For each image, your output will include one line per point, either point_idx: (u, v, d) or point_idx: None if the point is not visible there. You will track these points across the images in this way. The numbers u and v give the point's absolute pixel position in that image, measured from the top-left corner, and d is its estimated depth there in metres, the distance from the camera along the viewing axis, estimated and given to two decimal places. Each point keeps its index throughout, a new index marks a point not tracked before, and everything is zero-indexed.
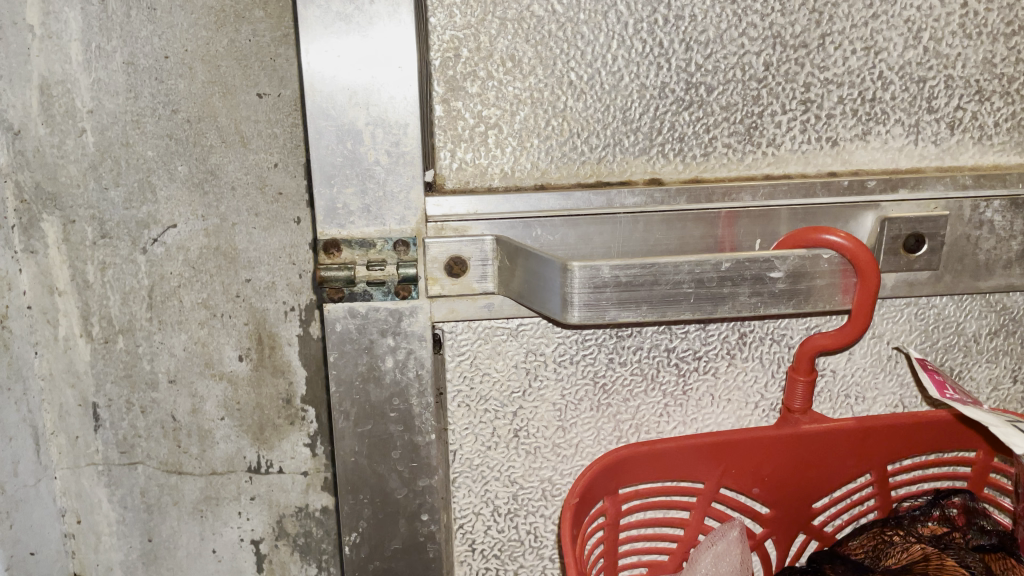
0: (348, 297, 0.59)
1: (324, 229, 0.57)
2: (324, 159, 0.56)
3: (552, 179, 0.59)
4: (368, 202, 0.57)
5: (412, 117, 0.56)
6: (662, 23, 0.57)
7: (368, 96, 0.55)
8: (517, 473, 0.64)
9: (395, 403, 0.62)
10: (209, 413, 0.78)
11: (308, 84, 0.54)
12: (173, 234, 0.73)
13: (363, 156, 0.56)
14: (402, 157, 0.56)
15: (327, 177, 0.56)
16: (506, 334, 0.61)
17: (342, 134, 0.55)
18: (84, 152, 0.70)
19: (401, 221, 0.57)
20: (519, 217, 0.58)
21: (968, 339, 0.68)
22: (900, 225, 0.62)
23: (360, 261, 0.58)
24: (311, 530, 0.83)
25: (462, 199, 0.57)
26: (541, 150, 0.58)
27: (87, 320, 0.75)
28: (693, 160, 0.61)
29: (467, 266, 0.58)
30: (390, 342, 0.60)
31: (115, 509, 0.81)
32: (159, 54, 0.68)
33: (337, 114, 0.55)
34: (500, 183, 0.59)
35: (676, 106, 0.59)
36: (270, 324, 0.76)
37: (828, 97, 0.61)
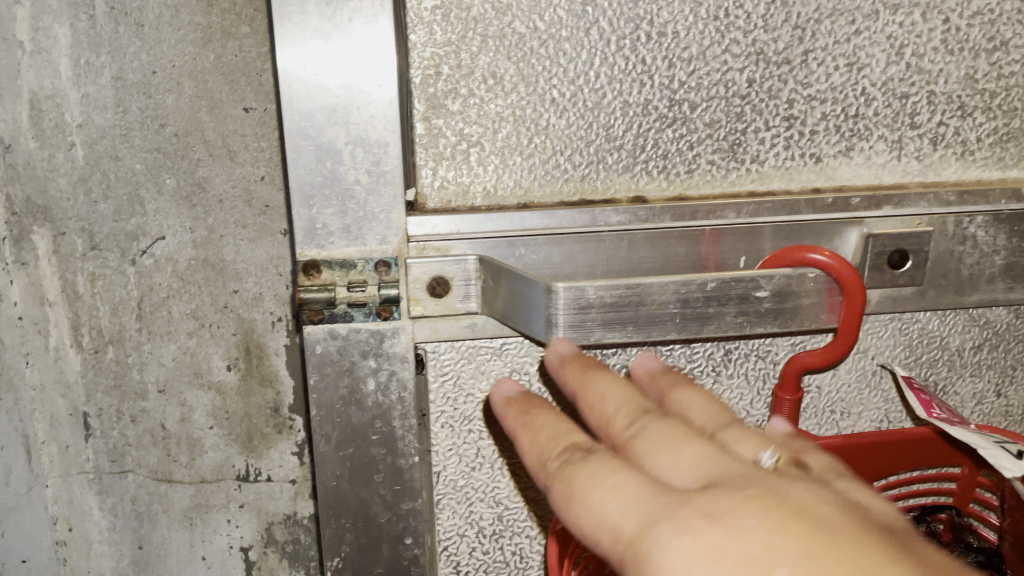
0: (328, 320, 0.59)
1: (304, 251, 0.57)
2: (303, 181, 0.56)
3: (535, 197, 0.60)
4: (349, 222, 0.57)
5: (391, 136, 0.56)
6: (644, 41, 0.58)
7: (347, 114, 0.55)
8: (501, 494, 0.65)
9: (377, 426, 0.61)
10: (198, 422, 0.79)
11: (285, 104, 0.54)
12: (162, 246, 0.73)
13: (343, 175, 0.56)
14: (382, 177, 0.56)
15: (305, 199, 0.56)
16: (490, 353, 0.62)
17: (321, 154, 0.55)
18: (73, 165, 0.71)
19: (382, 241, 0.58)
20: (503, 235, 0.59)
21: (951, 354, 0.68)
22: (884, 241, 0.62)
23: (341, 283, 0.58)
24: (299, 537, 0.84)
25: (446, 218, 0.58)
26: (524, 167, 0.59)
27: (77, 331, 0.76)
28: (677, 177, 0.61)
29: (451, 285, 0.59)
30: (372, 363, 0.60)
31: (106, 517, 0.82)
32: (147, 69, 0.68)
33: (315, 133, 0.55)
34: (483, 202, 0.59)
35: (658, 123, 0.59)
36: (257, 335, 0.77)
37: (811, 113, 0.61)
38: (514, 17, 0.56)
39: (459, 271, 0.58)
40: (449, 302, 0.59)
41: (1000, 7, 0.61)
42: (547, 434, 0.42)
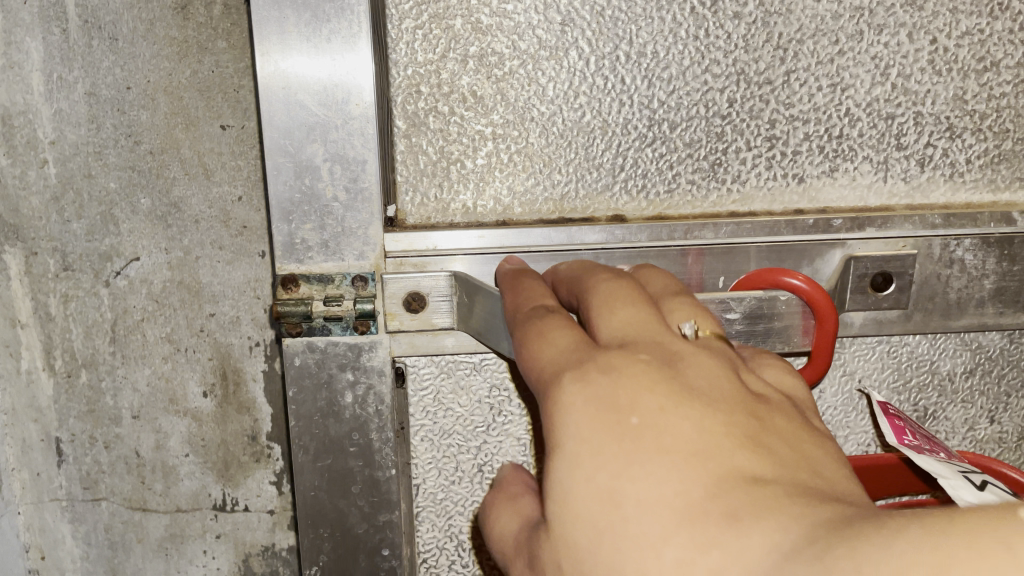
0: (306, 332, 0.56)
1: (282, 267, 0.55)
2: (282, 196, 0.54)
3: (515, 214, 0.57)
4: (327, 238, 0.55)
5: (370, 154, 0.54)
6: (624, 59, 0.56)
7: (326, 131, 0.53)
8: None
9: (354, 436, 0.59)
10: (173, 450, 0.76)
11: (265, 119, 0.52)
12: (136, 267, 0.71)
13: (321, 192, 0.54)
14: (361, 195, 0.54)
15: (284, 216, 0.54)
16: (469, 368, 0.59)
17: (300, 171, 0.53)
18: (46, 184, 0.69)
19: (360, 257, 0.56)
20: (484, 252, 0.56)
21: (942, 378, 0.65)
22: (866, 263, 0.60)
23: (318, 296, 0.56)
24: (278, 569, 0.81)
25: (424, 233, 0.56)
26: (504, 186, 0.57)
27: (50, 354, 0.74)
28: (657, 196, 0.59)
29: (429, 301, 0.56)
30: (350, 376, 0.58)
31: (80, 546, 0.80)
32: (121, 85, 0.67)
33: (294, 150, 0.53)
34: (462, 219, 0.57)
35: (638, 141, 0.57)
36: (235, 360, 0.74)
37: (793, 134, 0.59)
38: (493, 37, 0.54)
39: (435, 287, 0.56)
40: (428, 317, 0.57)
41: (990, 27, 0.59)
42: (525, 294, 0.47)
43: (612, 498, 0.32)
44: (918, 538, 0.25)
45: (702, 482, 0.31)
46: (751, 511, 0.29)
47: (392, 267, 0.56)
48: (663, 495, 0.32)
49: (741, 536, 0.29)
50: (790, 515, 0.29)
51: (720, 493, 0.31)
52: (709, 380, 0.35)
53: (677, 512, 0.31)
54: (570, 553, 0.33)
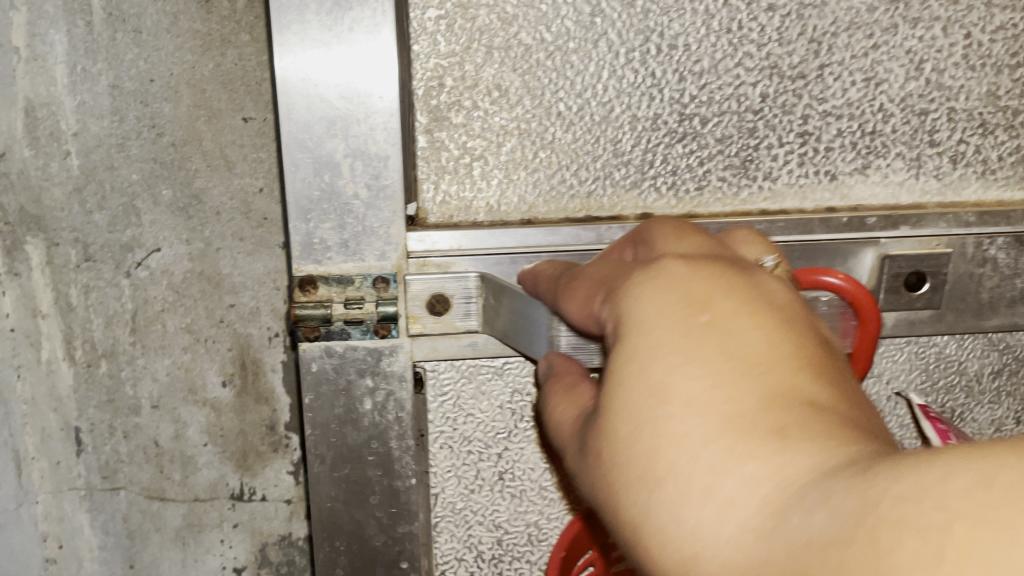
0: (325, 336, 0.56)
1: (300, 269, 0.56)
2: (301, 191, 0.54)
3: (540, 213, 0.58)
4: (347, 237, 0.55)
5: (392, 149, 0.54)
6: (654, 53, 0.56)
7: (346, 125, 0.53)
8: (500, 518, 0.63)
9: (374, 445, 0.59)
10: (192, 440, 0.77)
11: (284, 113, 0.52)
12: (157, 258, 0.72)
13: (341, 189, 0.54)
14: (383, 191, 0.54)
15: (303, 212, 0.54)
16: (491, 372, 0.59)
17: (320, 167, 0.54)
18: (68, 175, 0.70)
19: (381, 257, 0.56)
20: (507, 252, 0.56)
21: (970, 380, 0.65)
22: (900, 262, 0.60)
23: (337, 298, 0.56)
24: (295, 558, 0.82)
25: (447, 235, 0.56)
26: (528, 181, 0.57)
27: (70, 344, 0.75)
28: (688, 192, 0.59)
29: (451, 303, 0.57)
30: (369, 382, 0.58)
31: (97, 535, 0.80)
32: (144, 77, 0.67)
33: (314, 145, 0.53)
34: (485, 217, 0.57)
35: (668, 138, 0.57)
36: (254, 350, 0.75)
37: (825, 130, 0.59)
38: (520, 28, 0.54)
39: (457, 289, 0.56)
40: (454, 321, 0.57)
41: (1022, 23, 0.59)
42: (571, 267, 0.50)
43: (661, 390, 0.33)
44: (965, 456, 0.26)
45: (754, 394, 0.32)
46: (799, 430, 0.31)
47: (413, 269, 0.56)
48: (714, 397, 0.32)
49: (785, 448, 0.30)
50: (838, 443, 0.30)
51: (774, 407, 0.32)
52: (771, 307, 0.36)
53: (723, 415, 0.32)
54: (609, 445, 0.34)
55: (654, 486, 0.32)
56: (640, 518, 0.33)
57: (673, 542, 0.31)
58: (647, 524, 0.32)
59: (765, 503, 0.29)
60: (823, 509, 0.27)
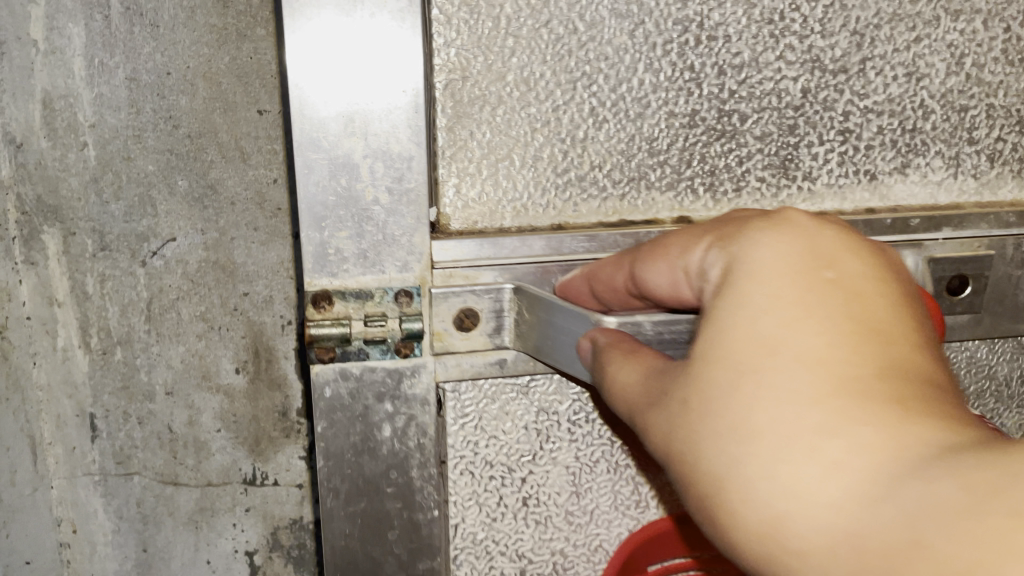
0: (341, 359, 0.42)
1: (314, 280, 0.41)
2: (317, 199, 0.40)
3: (572, 218, 0.44)
4: (367, 247, 0.41)
5: (418, 149, 0.41)
6: (694, 44, 0.43)
7: (366, 120, 0.40)
8: (525, 547, 0.47)
9: (394, 476, 0.44)
10: (205, 425, 0.78)
11: (295, 108, 0.39)
12: (172, 247, 0.73)
13: (361, 194, 0.40)
14: (405, 195, 0.41)
15: (314, 229, 0.40)
16: (516, 391, 0.45)
17: (336, 168, 0.40)
18: (85, 165, 0.71)
19: (403, 268, 0.42)
20: (557, 258, 0.44)
21: (1000, 383, 0.52)
22: (946, 266, 0.48)
23: (358, 314, 0.42)
24: (305, 541, 0.84)
25: (477, 240, 0.42)
26: (541, 185, 0.43)
27: (86, 331, 0.76)
28: (723, 193, 0.46)
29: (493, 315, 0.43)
30: (389, 406, 0.43)
31: (110, 519, 0.82)
32: (160, 71, 0.68)
33: (329, 144, 0.39)
34: (514, 222, 0.43)
35: (706, 136, 0.45)
36: (267, 338, 0.77)
37: (867, 128, 0.47)
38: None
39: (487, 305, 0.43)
40: (486, 339, 0.43)
41: None
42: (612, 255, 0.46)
43: (771, 341, 0.28)
44: None
45: (875, 358, 0.27)
46: (922, 405, 0.26)
47: (439, 279, 0.42)
48: (834, 355, 0.27)
49: (916, 419, 0.25)
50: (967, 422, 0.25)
51: (890, 377, 0.27)
52: (892, 272, 0.31)
53: (838, 374, 0.26)
54: (696, 396, 0.29)
55: (743, 443, 0.27)
56: (715, 476, 0.27)
57: (756, 501, 0.26)
58: (727, 481, 0.27)
59: (888, 471, 0.24)
60: (951, 480, 0.23)
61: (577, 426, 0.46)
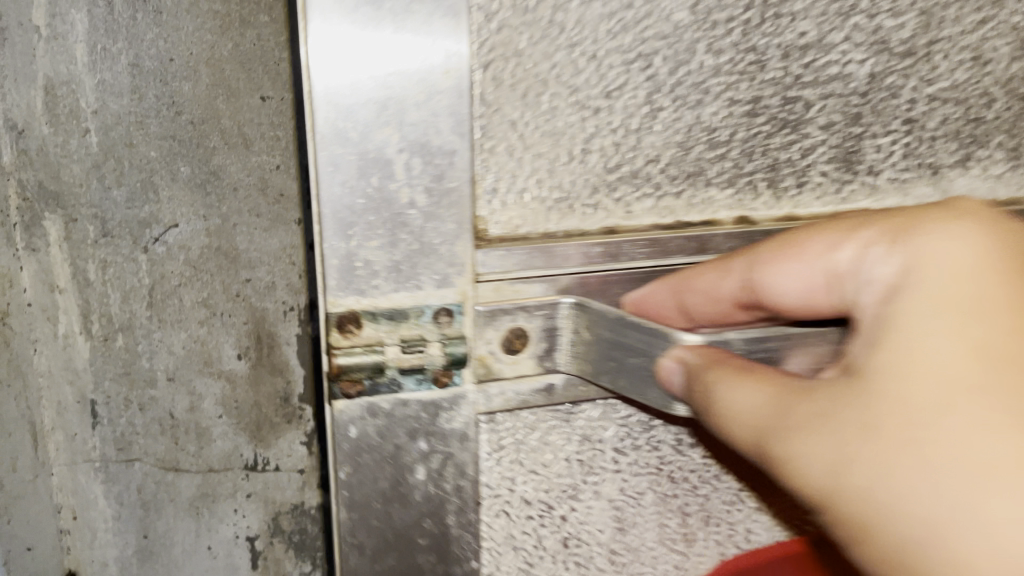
0: (370, 394, 0.29)
1: (337, 301, 0.27)
2: (342, 211, 0.26)
3: (625, 219, 0.32)
4: (401, 262, 0.28)
5: (466, 138, 0.27)
6: (758, 21, 0.31)
7: (405, 97, 0.26)
8: None
9: (428, 525, 0.31)
10: (207, 411, 0.79)
11: (318, 94, 0.25)
12: (175, 234, 0.74)
13: (396, 196, 0.27)
14: (448, 198, 0.28)
15: (341, 269, 0.27)
16: (559, 418, 0.32)
17: (364, 166, 0.26)
18: (86, 152, 0.71)
19: (442, 281, 0.28)
20: (596, 268, 0.31)
21: None
22: None
23: (390, 339, 0.28)
24: (306, 527, 0.86)
25: (528, 245, 0.30)
26: (589, 184, 0.31)
27: (87, 318, 0.76)
28: (786, 191, 0.34)
29: (552, 327, 0.30)
30: (423, 446, 0.30)
31: (111, 506, 0.82)
32: (163, 57, 0.68)
33: (358, 134, 0.26)
34: (561, 227, 0.30)
35: (767, 127, 0.32)
36: (269, 324, 0.78)
37: (931, 115, 0.34)
38: None
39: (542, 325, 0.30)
40: (536, 364, 0.30)
41: None
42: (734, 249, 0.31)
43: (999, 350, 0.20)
44: None
45: None
46: None
47: (489, 292, 0.29)
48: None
49: None
50: None
51: None
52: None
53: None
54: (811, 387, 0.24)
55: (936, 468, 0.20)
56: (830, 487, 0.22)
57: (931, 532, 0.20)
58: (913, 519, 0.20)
59: None
60: None
61: (625, 456, 0.34)
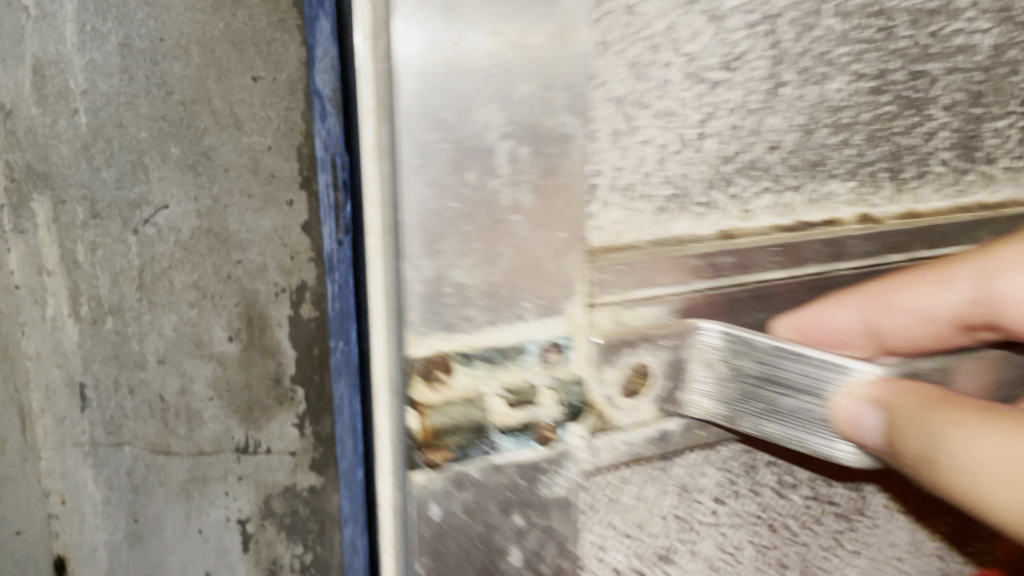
0: (460, 459, 0.30)
1: (420, 342, 0.29)
2: (424, 229, 0.28)
3: (740, 222, 0.37)
4: (498, 284, 0.30)
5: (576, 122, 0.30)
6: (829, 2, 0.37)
7: (508, 79, 0.28)
8: None
9: None
10: (198, 394, 0.79)
11: (409, 50, 0.26)
12: (165, 215, 0.73)
13: (498, 196, 0.29)
14: (556, 200, 0.30)
15: (427, 317, 0.29)
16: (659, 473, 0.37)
17: (460, 161, 0.28)
18: (76, 132, 0.71)
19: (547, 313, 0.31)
20: (700, 288, 0.36)
21: None
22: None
23: (489, 388, 0.31)
24: (298, 509, 0.85)
25: (633, 258, 0.34)
26: (701, 178, 0.36)
27: (75, 300, 0.76)
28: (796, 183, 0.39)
29: (679, 370, 0.35)
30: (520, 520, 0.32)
31: (100, 490, 0.83)
32: (154, 37, 0.68)
33: (454, 121, 0.27)
34: (669, 229, 0.35)
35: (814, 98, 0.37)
36: (261, 305, 0.77)
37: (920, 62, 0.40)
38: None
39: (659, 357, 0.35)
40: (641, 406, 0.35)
41: None
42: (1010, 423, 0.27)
43: None
44: None
45: None
46: None
47: (604, 323, 0.33)
48: None
49: None
50: None
51: None
52: None
53: None
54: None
55: None
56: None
57: None
58: None
59: None
60: None
61: (722, 505, 0.39)
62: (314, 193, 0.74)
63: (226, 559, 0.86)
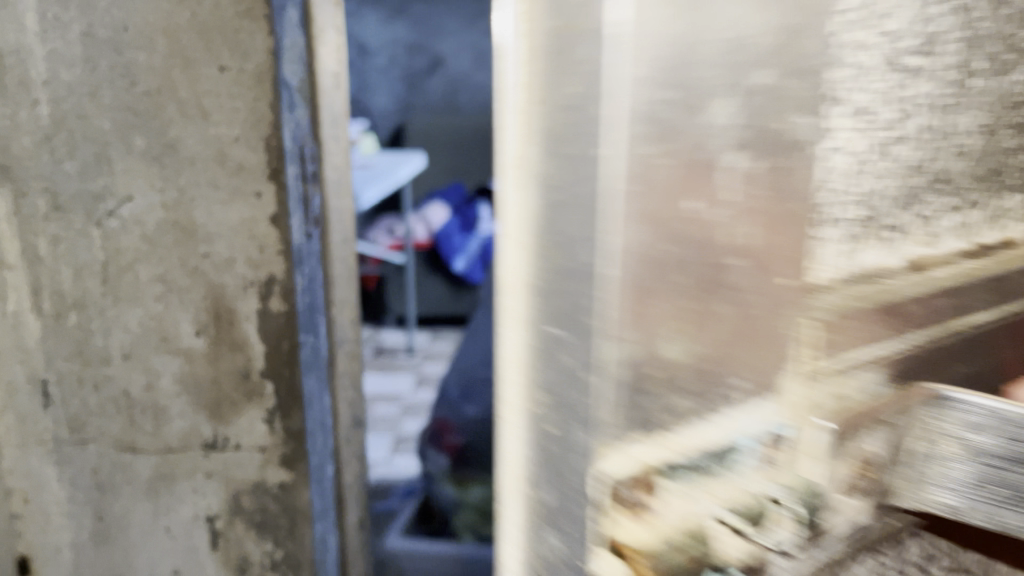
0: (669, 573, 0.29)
1: (616, 455, 0.29)
2: (634, 213, 0.27)
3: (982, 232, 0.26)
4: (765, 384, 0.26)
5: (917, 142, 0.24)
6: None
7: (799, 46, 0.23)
8: None
9: None
10: (164, 390, 0.77)
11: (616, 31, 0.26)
12: (129, 208, 0.72)
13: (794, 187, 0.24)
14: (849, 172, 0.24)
15: (625, 333, 0.28)
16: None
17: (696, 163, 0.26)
18: (37, 124, 0.70)
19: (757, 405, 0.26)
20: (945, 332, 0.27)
21: None
22: None
23: (704, 503, 0.28)
24: (268, 506, 0.82)
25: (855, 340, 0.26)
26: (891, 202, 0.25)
27: (38, 295, 0.75)
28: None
29: (907, 449, 0.26)
30: None
31: (65, 488, 0.81)
32: (118, 26, 0.68)
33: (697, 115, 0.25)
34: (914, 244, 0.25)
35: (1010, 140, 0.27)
36: (228, 299, 0.75)
37: None
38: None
39: (883, 445, 0.26)
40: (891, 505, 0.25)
41: None
42: None
43: None
44: None
45: None
46: None
47: (827, 400, 0.26)
48: None
49: None
50: None
51: None
52: None
53: None
54: None
55: None
56: None
57: None
58: None
59: None
60: None
61: None
62: (281, 185, 0.71)
63: (196, 558, 0.84)
